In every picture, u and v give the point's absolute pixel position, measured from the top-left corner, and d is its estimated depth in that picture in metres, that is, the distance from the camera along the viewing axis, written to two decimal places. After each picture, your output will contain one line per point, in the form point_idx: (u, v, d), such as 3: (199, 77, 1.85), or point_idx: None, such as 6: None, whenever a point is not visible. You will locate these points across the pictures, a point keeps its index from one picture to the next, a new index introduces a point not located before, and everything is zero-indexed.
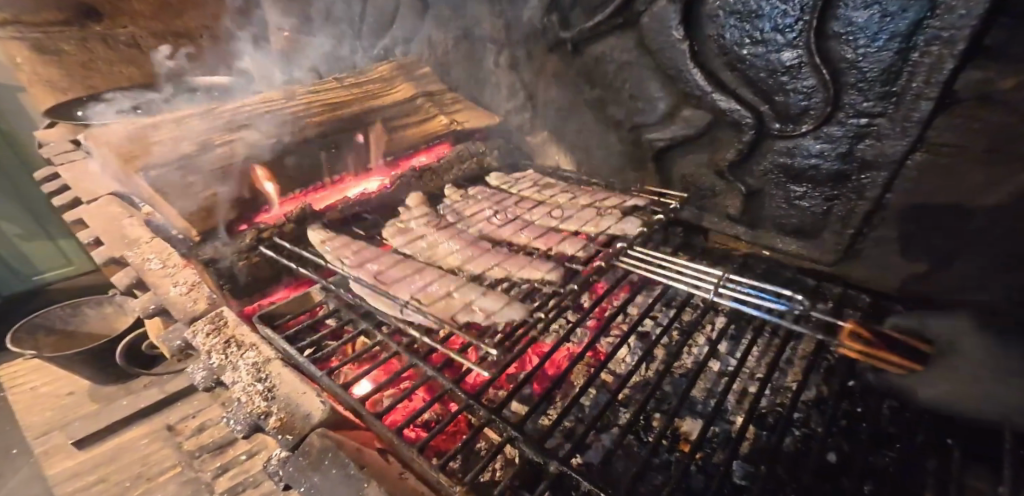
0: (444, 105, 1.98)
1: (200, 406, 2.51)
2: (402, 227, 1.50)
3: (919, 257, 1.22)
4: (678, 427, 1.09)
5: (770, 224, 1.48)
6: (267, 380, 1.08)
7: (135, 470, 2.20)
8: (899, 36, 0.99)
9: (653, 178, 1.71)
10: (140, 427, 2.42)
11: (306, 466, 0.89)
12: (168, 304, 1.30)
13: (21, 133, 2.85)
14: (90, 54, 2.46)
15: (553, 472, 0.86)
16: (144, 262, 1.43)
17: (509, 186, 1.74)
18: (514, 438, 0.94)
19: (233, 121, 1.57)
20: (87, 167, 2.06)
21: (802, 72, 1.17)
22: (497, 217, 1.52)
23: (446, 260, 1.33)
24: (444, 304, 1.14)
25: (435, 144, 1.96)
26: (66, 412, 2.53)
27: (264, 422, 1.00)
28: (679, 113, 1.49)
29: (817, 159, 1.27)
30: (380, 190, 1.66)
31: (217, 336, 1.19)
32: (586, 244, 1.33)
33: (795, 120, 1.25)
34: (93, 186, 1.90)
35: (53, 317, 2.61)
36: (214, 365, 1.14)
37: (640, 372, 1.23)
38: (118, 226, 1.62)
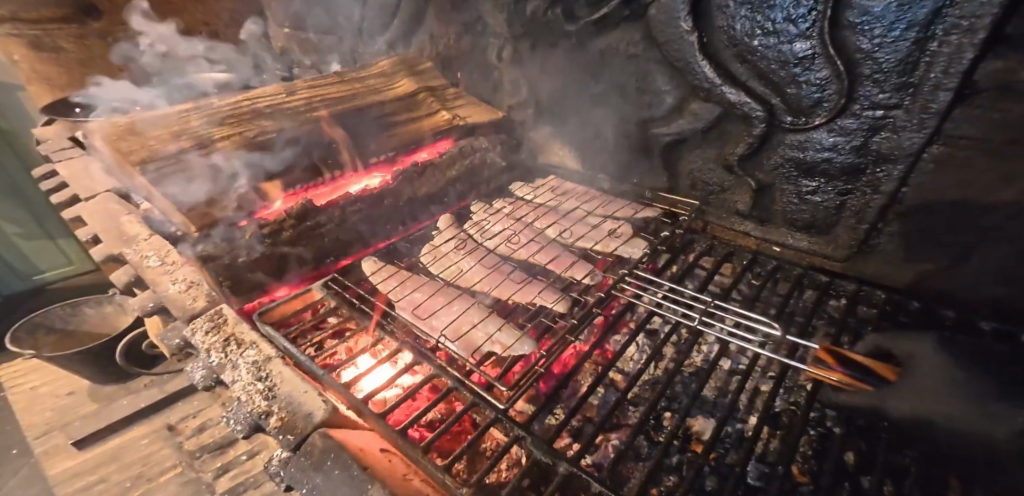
0: (447, 100, 1.95)
1: (201, 405, 2.50)
2: (434, 250, 1.47)
3: (934, 253, 1.19)
4: (689, 427, 1.06)
5: (779, 218, 1.45)
6: (267, 379, 1.05)
7: (135, 470, 2.18)
8: (917, 25, 0.96)
9: (660, 174, 1.68)
10: (141, 427, 2.40)
11: (308, 467, 0.87)
12: (167, 301, 1.28)
13: (20, 131, 2.82)
14: (87, 52, 2.48)
15: (562, 472, 0.85)
16: (142, 259, 1.41)
17: (531, 196, 1.76)
18: (521, 438, 0.92)
19: (232, 116, 1.55)
20: (85, 164, 2.03)
21: (815, 63, 1.14)
22: (518, 235, 1.48)
23: (476, 288, 1.30)
24: (468, 339, 1.12)
25: (438, 140, 1.85)
26: (65, 411, 2.51)
27: (264, 421, 0.97)
28: (687, 107, 1.47)
29: (829, 153, 1.24)
30: (382, 184, 1.59)
31: (217, 334, 1.17)
32: (594, 271, 1.32)
33: (807, 114, 1.22)
34: (91, 183, 1.88)
35: (52, 317, 2.59)
36: (214, 364, 1.11)
37: (649, 371, 1.20)
38: (116, 224, 1.60)
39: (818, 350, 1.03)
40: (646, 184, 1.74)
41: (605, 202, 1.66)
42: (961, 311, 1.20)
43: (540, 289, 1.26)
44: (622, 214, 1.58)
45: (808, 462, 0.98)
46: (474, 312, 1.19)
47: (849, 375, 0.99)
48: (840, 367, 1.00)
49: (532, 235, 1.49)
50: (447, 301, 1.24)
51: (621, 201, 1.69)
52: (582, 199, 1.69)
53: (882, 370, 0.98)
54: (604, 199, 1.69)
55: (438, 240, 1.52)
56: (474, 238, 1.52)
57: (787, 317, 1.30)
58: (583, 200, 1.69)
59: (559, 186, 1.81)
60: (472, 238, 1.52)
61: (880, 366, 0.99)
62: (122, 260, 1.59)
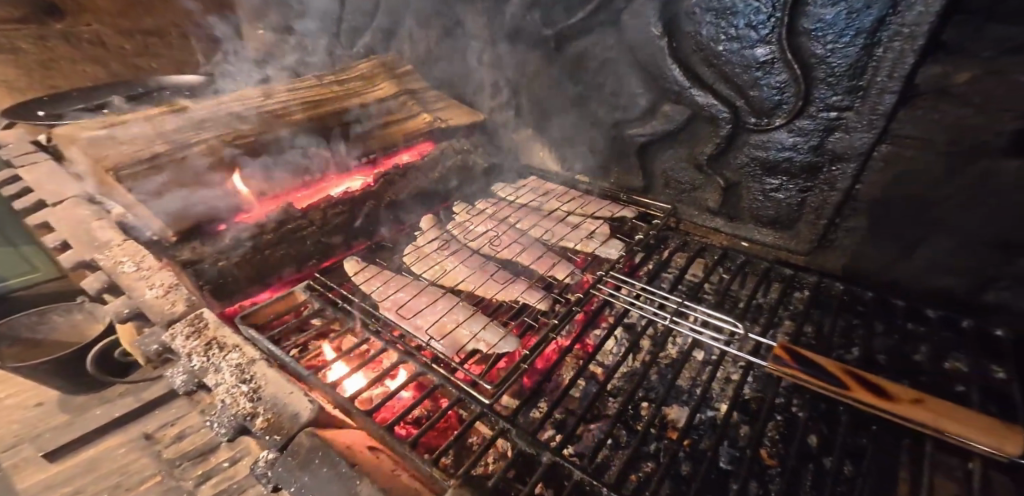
0: (427, 100, 1.95)
1: (179, 413, 2.49)
2: (418, 250, 1.49)
3: (888, 246, 1.27)
4: (665, 415, 1.09)
5: (747, 215, 1.52)
6: (252, 380, 1.07)
7: (113, 480, 2.15)
8: (864, 32, 1.04)
9: (635, 173, 1.73)
10: (117, 436, 2.37)
11: (295, 466, 0.90)
12: (144, 307, 1.21)
13: None
14: (50, 52, 2.39)
15: (546, 462, 0.89)
16: (116, 264, 1.38)
17: (512, 196, 1.78)
18: (506, 430, 0.96)
19: (209, 119, 1.54)
20: (51, 168, 1.98)
21: (775, 67, 1.21)
22: (501, 236, 1.51)
23: (461, 286, 1.33)
24: (454, 336, 1.16)
25: (418, 142, 1.87)
26: (34, 423, 2.44)
27: (249, 423, 0.99)
28: (659, 108, 1.52)
29: (790, 152, 1.31)
30: (363, 186, 1.59)
31: (198, 338, 1.15)
32: (574, 270, 1.38)
33: (769, 115, 1.29)
34: (59, 188, 1.83)
35: (19, 326, 2.54)
36: (196, 367, 1.10)
37: (627, 363, 1.24)
38: (87, 229, 1.57)
39: (775, 348, 0.99)
40: (623, 183, 1.78)
41: (583, 201, 1.70)
42: (911, 300, 1.29)
43: (525, 288, 1.29)
44: (600, 214, 1.61)
45: (776, 446, 1.02)
46: (459, 310, 1.22)
47: (803, 370, 0.93)
48: (798, 365, 0.94)
49: (513, 236, 1.53)
50: (431, 300, 1.27)
51: (599, 200, 1.73)
52: (562, 198, 1.72)
53: (839, 370, 0.92)
54: (583, 198, 1.74)
55: (421, 240, 1.54)
56: (457, 239, 1.53)
57: (756, 309, 1.36)
58: (562, 198, 1.72)
59: (540, 185, 1.84)
60: (455, 239, 1.54)
61: (838, 366, 0.93)
62: (94, 265, 1.56)
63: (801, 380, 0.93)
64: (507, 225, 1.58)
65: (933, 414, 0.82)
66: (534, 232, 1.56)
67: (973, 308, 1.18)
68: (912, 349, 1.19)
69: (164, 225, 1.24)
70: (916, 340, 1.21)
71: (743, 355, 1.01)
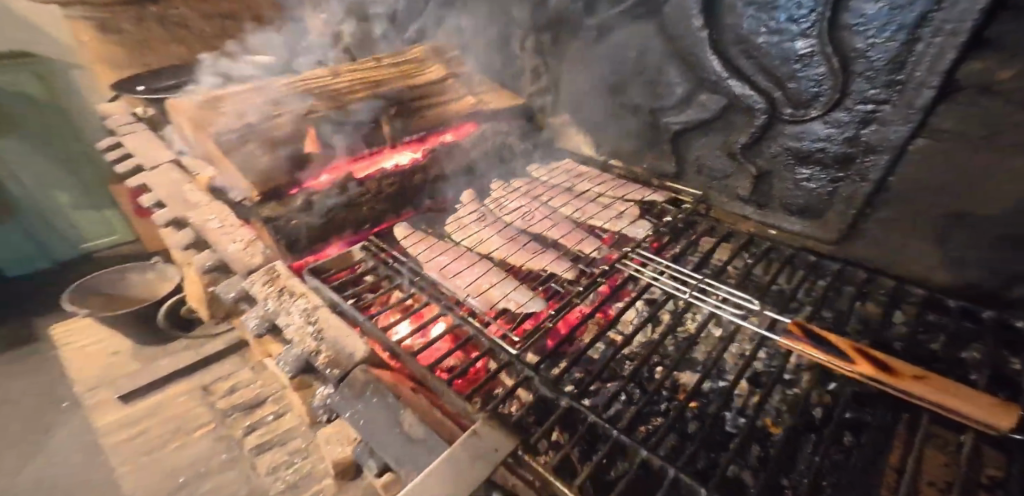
0: (473, 84, 2.05)
1: (232, 369, 2.76)
2: (458, 220, 1.61)
3: (917, 236, 1.29)
4: (678, 380, 1.14)
5: (777, 203, 1.55)
6: (316, 322, 1.23)
7: (173, 424, 2.44)
8: (907, 27, 1.07)
9: (668, 160, 1.78)
10: (180, 384, 2.67)
11: (351, 394, 1.07)
12: (230, 258, 1.47)
13: (81, 120, 3.07)
14: (146, 32, 2.69)
15: (564, 405, 0.96)
16: (206, 221, 1.60)
17: (546, 177, 1.85)
18: (529, 378, 1.04)
19: (285, 95, 1.71)
20: (145, 136, 2.23)
21: (813, 60, 1.26)
22: (535, 212, 1.59)
23: (495, 254, 1.43)
24: (487, 295, 1.26)
25: (461, 123, 1.92)
26: (112, 369, 2.75)
27: (314, 358, 1.16)
28: (695, 98, 1.58)
29: (823, 142, 1.34)
30: (411, 162, 1.71)
31: (272, 285, 1.35)
32: (600, 246, 1.42)
33: (805, 106, 1.33)
34: (153, 154, 2.08)
35: (103, 281, 2.89)
36: (271, 309, 1.30)
37: (645, 332, 1.29)
38: (179, 191, 1.80)
39: (790, 325, 1.04)
40: (655, 169, 1.84)
41: (615, 183, 1.76)
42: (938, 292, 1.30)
43: (553, 258, 1.37)
44: (630, 197, 1.64)
45: (779, 415, 1.04)
46: (493, 274, 1.33)
47: (813, 345, 0.98)
48: (809, 341, 0.99)
49: (546, 212, 1.60)
50: (469, 263, 1.38)
51: (630, 184, 1.76)
52: (595, 180, 1.78)
53: (848, 347, 0.95)
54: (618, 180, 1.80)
55: (461, 212, 1.66)
56: (493, 213, 1.63)
57: (777, 293, 1.39)
58: (595, 179, 1.78)
59: (573, 168, 1.90)
60: (491, 212, 1.64)
61: (851, 346, 0.95)
62: (184, 222, 1.80)
63: (811, 356, 0.97)
64: (539, 202, 1.65)
65: (936, 392, 0.84)
66: (565, 208, 1.61)
67: (1002, 302, 1.18)
68: (930, 339, 1.20)
69: (249, 184, 1.43)
70: (935, 329, 1.23)
71: (756, 329, 1.06)
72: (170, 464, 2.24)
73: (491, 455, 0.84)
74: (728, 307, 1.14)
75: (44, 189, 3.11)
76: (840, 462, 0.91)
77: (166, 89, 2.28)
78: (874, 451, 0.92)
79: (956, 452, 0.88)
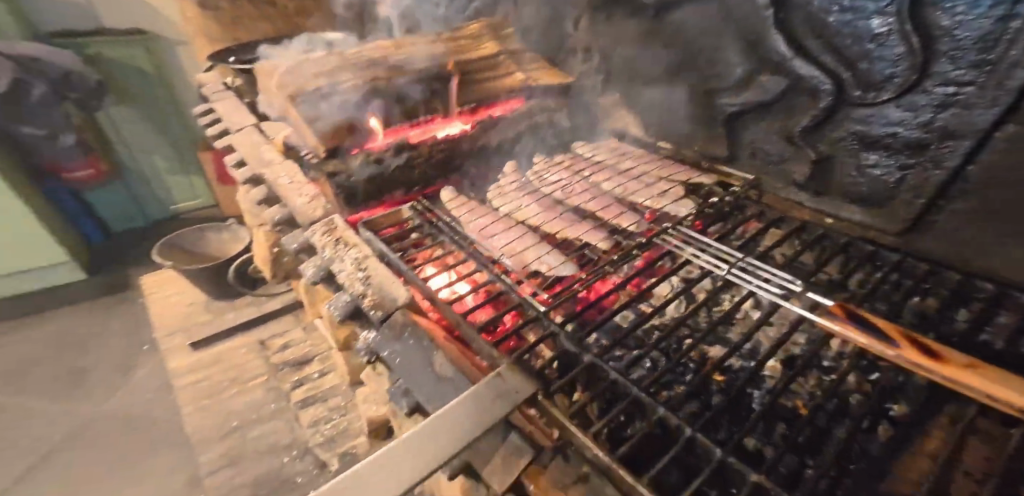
0: (529, 63, 2.08)
1: (285, 328, 2.97)
2: (498, 188, 1.66)
3: (1000, 231, 1.14)
4: (705, 354, 1.11)
5: (836, 191, 1.47)
6: (365, 269, 1.32)
7: (233, 373, 2.67)
8: (1005, 2, 0.94)
9: (720, 142, 1.73)
10: (242, 338, 2.91)
11: (392, 334, 1.14)
12: (297, 212, 1.60)
13: (184, 96, 3.99)
14: (238, 10, 2.95)
15: (586, 361, 0.96)
16: (278, 177, 1.75)
17: (589, 153, 1.86)
18: (555, 333, 1.05)
19: (354, 63, 1.82)
20: (232, 102, 2.46)
21: (890, 39, 1.16)
22: (574, 185, 1.61)
23: (531, 221, 1.46)
24: (521, 256, 1.31)
25: (511, 98, 2.03)
26: (186, 318, 3.06)
27: (361, 301, 1.24)
28: (755, 79, 1.52)
29: (895, 127, 1.25)
30: (460, 133, 1.79)
31: (330, 235, 1.46)
32: (639, 220, 1.41)
33: (876, 88, 1.24)
34: (237, 117, 2.28)
35: (186, 238, 3.20)
36: (327, 256, 1.41)
37: (676, 306, 1.29)
38: (257, 150, 1.98)
39: (832, 306, 0.98)
40: (707, 152, 1.79)
41: (662, 163, 1.74)
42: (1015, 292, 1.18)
43: (588, 229, 1.39)
44: (675, 177, 1.62)
45: (813, 398, 0.99)
46: (527, 238, 1.37)
47: (854, 326, 0.92)
48: (850, 322, 0.93)
49: (585, 186, 1.61)
50: (506, 227, 1.44)
51: (677, 165, 1.73)
52: (643, 159, 1.77)
53: (894, 331, 0.88)
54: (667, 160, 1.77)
55: (504, 181, 1.70)
56: (533, 183, 1.67)
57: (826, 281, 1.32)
58: (643, 159, 1.77)
59: (618, 147, 1.89)
60: (530, 183, 1.67)
61: (901, 331, 0.88)
62: (260, 180, 1.97)
63: (848, 335, 0.92)
64: (577, 176, 1.67)
65: (992, 383, 0.75)
66: (606, 183, 1.61)
67: None
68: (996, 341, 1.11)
69: (318, 139, 1.58)
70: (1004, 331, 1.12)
71: (794, 309, 1.01)
72: (226, 408, 2.46)
73: (513, 395, 0.87)
74: (770, 289, 1.09)
75: (143, 153, 3.96)
76: (865, 447, 0.87)
77: (253, 60, 2.49)
78: (900, 441, 0.87)
79: (1004, 448, 0.82)
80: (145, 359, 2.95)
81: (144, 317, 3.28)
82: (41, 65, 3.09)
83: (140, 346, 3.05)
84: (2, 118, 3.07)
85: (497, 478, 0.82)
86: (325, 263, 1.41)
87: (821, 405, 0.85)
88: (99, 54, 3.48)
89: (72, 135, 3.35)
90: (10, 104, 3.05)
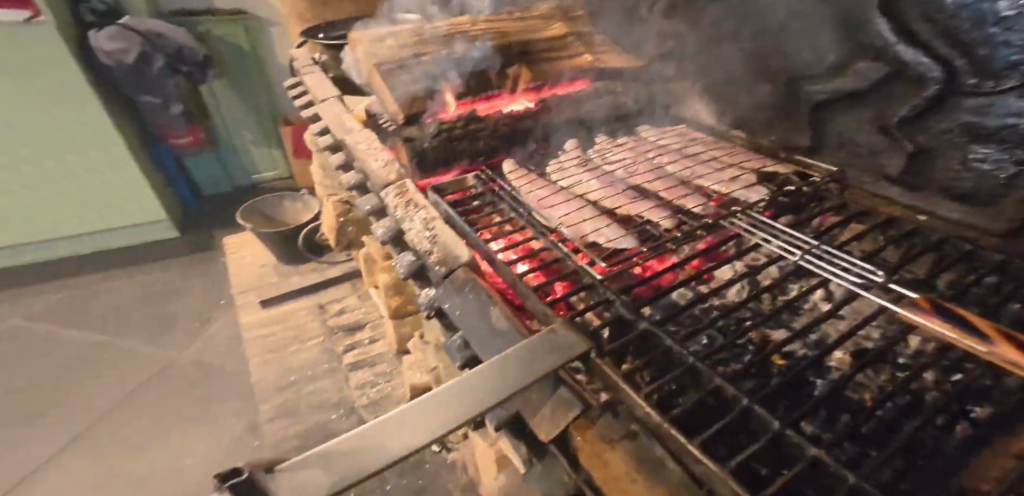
0: (603, 46, 2.07)
1: (341, 295, 3.15)
2: (558, 164, 1.67)
3: None
4: (768, 338, 1.04)
5: (934, 187, 1.34)
6: (433, 229, 1.37)
7: (293, 332, 2.87)
8: None
9: (804, 132, 1.64)
10: (304, 300, 3.12)
11: (454, 289, 1.18)
12: (372, 174, 1.71)
13: (276, 74, 4.34)
14: None
15: (642, 327, 0.94)
16: (357, 143, 1.88)
17: (654, 137, 1.82)
18: (610, 300, 1.04)
19: (434, 37, 1.90)
20: (319, 76, 2.64)
21: (1018, 21, 1.02)
22: (638, 165, 1.59)
23: (591, 196, 1.45)
24: (579, 227, 1.30)
25: (575, 81, 2.00)
26: (259, 278, 3.32)
27: (428, 257, 1.30)
28: (852, 66, 1.42)
29: (1014, 119, 1.09)
30: (525, 109, 1.81)
31: (402, 197, 1.53)
32: (705, 202, 1.36)
33: (995, 76, 1.10)
34: (323, 89, 2.45)
35: (267, 203, 3.49)
36: (399, 216, 1.48)
37: (738, 291, 1.21)
38: (340, 118, 2.12)
39: (918, 300, 0.90)
40: (786, 141, 1.72)
41: (736, 149, 1.68)
42: None
43: (650, 207, 1.36)
44: (747, 164, 1.55)
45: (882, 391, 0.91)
46: (587, 211, 1.37)
47: (936, 320, 0.84)
48: (935, 316, 0.84)
49: (649, 167, 1.59)
50: (564, 200, 1.44)
51: (751, 153, 1.66)
52: (716, 145, 1.71)
53: (984, 325, 0.77)
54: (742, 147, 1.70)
55: (567, 158, 1.71)
56: (594, 161, 1.66)
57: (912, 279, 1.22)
58: (714, 144, 1.72)
59: (686, 133, 1.84)
60: (592, 161, 1.67)
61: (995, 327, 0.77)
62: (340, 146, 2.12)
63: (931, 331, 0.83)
64: (639, 158, 1.64)
65: None
66: (672, 165, 1.57)
67: None
68: None
69: (397, 107, 1.68)
70: None
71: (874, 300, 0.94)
72: (286, 363, 2.66)
73: (567, 349, 0.87)
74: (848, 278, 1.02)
75: (236, 129, 4.36)
76: (940, 444, 0.79)
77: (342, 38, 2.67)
78: (986, 444, 0.79)
79: None
80: (222, 312, 3.25)
81: (222, 275, 3.61)
82: (164, 40, 3.52)
83: (217, 300, 3.37)
84: (130, 86, 3.55)
85: (543, 427, 0.84)
86: (396, 222, 1.49)
87: (882, 398, 0.78)
88: (208, 31, 3.92)
89: (179, 105, 3.76)
90: (136, 75, 3.52)
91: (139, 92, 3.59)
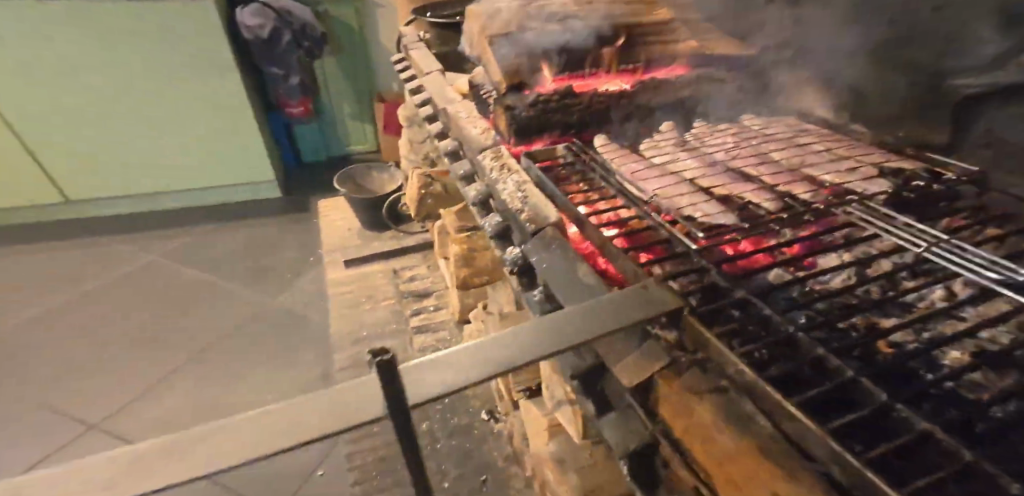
0: (712, 31, 2.00)
1: (415, 263, 3.33)
2: (653, 142, 1.66)
3: None
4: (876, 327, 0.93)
5: None
6: (524, 191, 1.42)
7: (369, 292, 3.10)
8: None
9: (941, 129, 1.49)
10: (381, 265, 3.34)
11: (541, 245, 1.22)
12: (470, 139, 1.80)
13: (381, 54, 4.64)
14: None
15: (739, 295, 0.92)
16: (457, 113, 1.99)
17: (760, 125, 1.75)
18: (704, 269, 1.02)
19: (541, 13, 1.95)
20: (424, 51, 2.80)
21: None
22: (740, 150, 1.54)
23: (689, 173, 1.43)
24: (674, 200, 1.28)
25: (676, 64, 1.94)
26: (344, 239, 3.61)
27: (518, 215, 1.35)
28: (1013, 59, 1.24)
29: None
30: (620, 90, 1.79)
31: (497, 160, 1.60)
32: (814, 189, 1.28)
33: None
34: (427, 63, 2.61)
35: (360, 171, 3.78)
36: (493, 177, 1.55)
37: (846, 277, 1.08)
38: (442, 89, 2.25)
39: None
40: (913, 138, 1.57)
41: (851, 143, 1.57)
42: None
43: (754, 189, 1.31)
44: (865, 158, 1.44)
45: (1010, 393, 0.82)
46: (684, 187, 1.34)
47: None
48: None
49: (753, 151, 1.53)
50: (660, 174, 1.42)
51: (870, 148, 1.53)
52: (828, 137, 1.60)
53: None
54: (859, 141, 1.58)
55: (662, 138, 1.68)
56: (693, 142, 1.63)
57: None
58: (827, 136, 1.61)
59: (796, 123, 1.74)
60: (691, 142, 1.63)
61: None
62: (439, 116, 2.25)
63: None
64: (742, 144, 1.58)
65: None
66: (778, 152, 1.50)
67: None
68: None
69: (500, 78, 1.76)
70: None
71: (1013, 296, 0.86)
72: (360, 319, 2.88)
73: (658, 304, 0.85)
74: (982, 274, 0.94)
75: (337, 103, 4.73)
76: None
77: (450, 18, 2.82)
78: None
79: None
80: (310, 268, 3.58)
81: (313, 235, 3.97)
82: (292, 18, 3.93)
83: (306, 257, 3.71)
84: (262, 57, 4.01)
85: (627, 374, 0.84)
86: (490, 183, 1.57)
87: (1002, 396, 0.73)
88: (327, 12, 4.29)
89: (296, 78, 4.15)
90: (268, 48, 3.96)
91: (268, 64, 4.04)
